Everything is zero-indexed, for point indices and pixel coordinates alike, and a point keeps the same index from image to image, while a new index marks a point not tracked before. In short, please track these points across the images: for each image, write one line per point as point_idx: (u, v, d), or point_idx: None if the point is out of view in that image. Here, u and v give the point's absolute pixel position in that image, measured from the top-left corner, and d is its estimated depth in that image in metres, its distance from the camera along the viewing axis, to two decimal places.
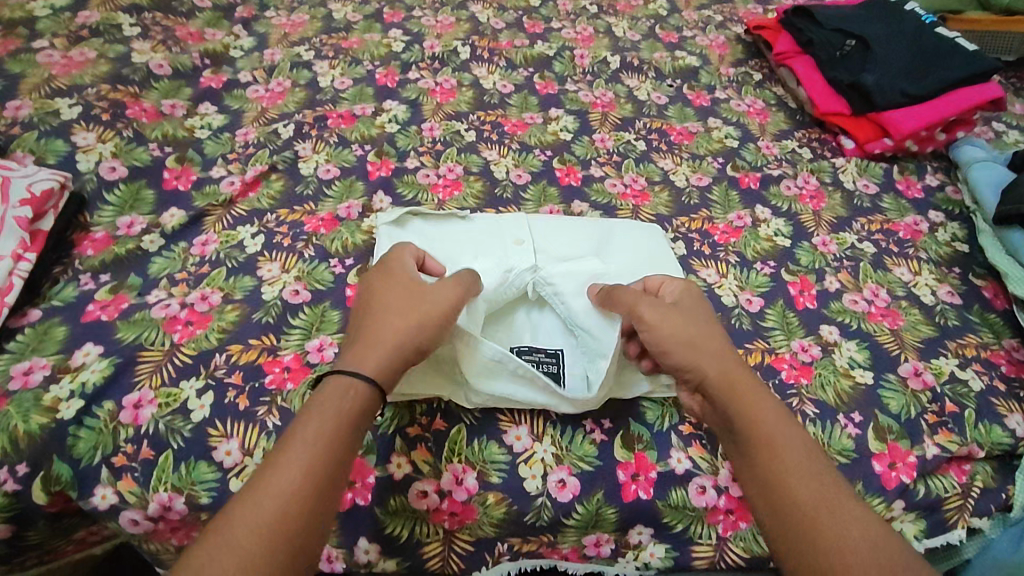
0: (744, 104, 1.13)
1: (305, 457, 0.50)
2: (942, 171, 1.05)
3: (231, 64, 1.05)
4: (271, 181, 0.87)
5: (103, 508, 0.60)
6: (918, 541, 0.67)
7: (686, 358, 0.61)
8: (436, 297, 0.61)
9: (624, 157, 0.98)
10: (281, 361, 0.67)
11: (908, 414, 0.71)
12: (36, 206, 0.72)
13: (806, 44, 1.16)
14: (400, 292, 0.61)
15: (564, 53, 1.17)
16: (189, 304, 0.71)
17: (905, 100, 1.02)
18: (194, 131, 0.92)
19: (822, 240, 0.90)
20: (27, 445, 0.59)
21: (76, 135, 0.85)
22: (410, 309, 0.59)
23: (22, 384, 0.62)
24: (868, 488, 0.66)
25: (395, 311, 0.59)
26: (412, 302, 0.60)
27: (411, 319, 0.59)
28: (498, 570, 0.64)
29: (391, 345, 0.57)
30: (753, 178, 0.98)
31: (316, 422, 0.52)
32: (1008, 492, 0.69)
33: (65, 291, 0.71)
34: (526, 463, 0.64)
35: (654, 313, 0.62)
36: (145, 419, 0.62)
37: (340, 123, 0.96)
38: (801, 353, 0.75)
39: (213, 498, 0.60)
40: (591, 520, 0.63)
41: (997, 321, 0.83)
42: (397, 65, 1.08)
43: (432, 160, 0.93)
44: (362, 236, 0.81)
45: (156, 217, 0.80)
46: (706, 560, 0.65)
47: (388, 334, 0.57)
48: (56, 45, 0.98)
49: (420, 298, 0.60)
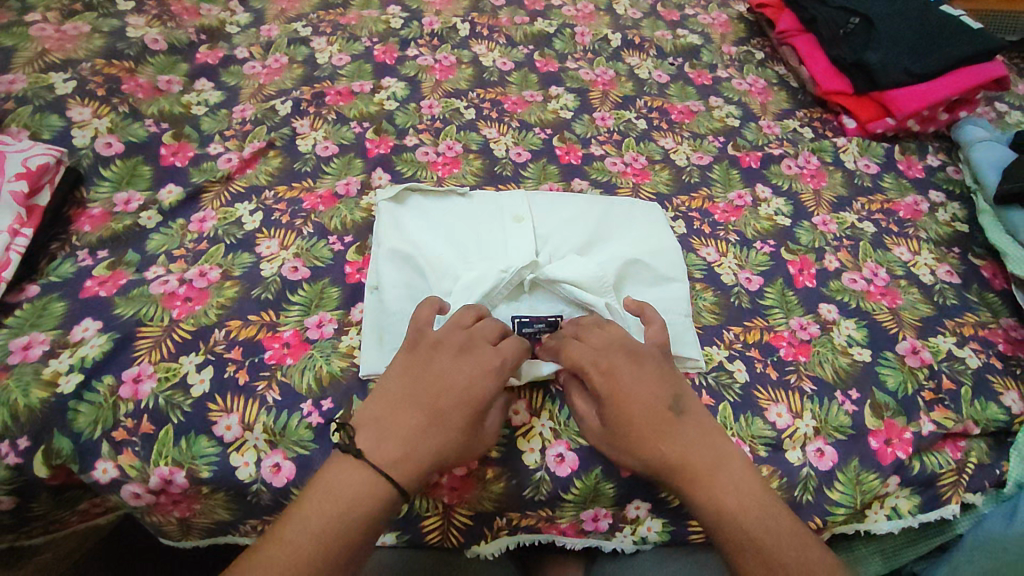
0: (746, 83, 1.12)
1: (340, 524, 0.52)
2: (944, 151, 1.04)
3: (228, 40, 1.04)
4: (269, 157, 0.86)
5: (104, 482, 0.60)
6: (912, 516, 0.67)
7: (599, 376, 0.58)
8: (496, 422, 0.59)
9: (624, 135, 0.97)
10: (281, 337, 0.67)
11: (906, 391, 0.71)
12: (32, 180, 0.72)
13: (809, 22, 1.14)
14: (470, 384, 0.57)
15: (565, 30, 1.15)
16: (188, 280, 0.71)
17: (907, 79, 1.01)
18: (191, 107, 0.92)
19: (822, 219, 0.90)
20: (27, 419, 0.59)
21: (71, 110, 0.84)
22: (481, 421, 0.57)
23: (20, 358, 0.62)
24: (864, 464, 0.66)
25: (456, 408, 0.56)
26: (479, 406, 0.56)
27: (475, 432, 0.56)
28: (497, 544, 0.64)
29: (441, 454, 0.55)
30: (754, 157, 0.97)
31: (360, 478, 0.53)
32: (1002, 468, 0.70)
33: (63, 266, 0.71)
34: (525, 438, 0.64)
35: (577, 351, 0.60)
36: (145, 394, 0.62)
37: (337, 100, 0.95)
38: (800, 331, 0.75)
39: (214, 471, 0.60)
40: (589, 495, 0.64)
41: (995, 301, 0.83)
42: (396, 41, 1.07)
43: (431, 138, 0.92)
44: (361, 213, 0.80)
45: (154, 194, 0.79)
46: (702, 535, 0.66)
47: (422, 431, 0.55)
48: (49, 19, 0.97)
49: (487, 405, 0.57)
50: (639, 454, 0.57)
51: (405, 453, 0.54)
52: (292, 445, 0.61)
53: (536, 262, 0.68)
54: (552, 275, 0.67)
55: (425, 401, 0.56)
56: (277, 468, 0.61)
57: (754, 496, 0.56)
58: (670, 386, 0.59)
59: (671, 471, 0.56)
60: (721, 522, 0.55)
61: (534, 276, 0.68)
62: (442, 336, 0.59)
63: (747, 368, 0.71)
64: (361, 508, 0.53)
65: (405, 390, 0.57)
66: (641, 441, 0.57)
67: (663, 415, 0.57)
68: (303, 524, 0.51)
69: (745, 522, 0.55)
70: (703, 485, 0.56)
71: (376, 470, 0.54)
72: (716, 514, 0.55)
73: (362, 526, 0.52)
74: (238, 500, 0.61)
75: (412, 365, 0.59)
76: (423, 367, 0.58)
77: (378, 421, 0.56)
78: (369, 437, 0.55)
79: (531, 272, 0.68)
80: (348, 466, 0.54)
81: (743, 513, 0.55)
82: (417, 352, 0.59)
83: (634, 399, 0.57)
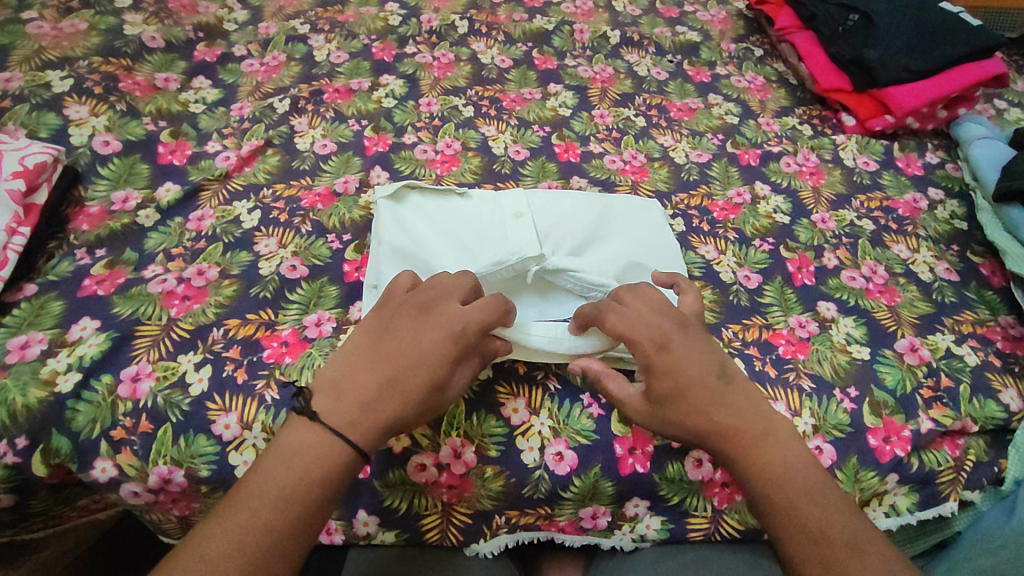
0: (745, 80, 1.12)
1: (296, 489, 0.51)
2: (943, 148, 1.04)
3: (225, 38, 1.04)
4: (267, 155, 0.86)
5: (103, 481, 0.60)
6: (910, 514, 0.68)
7: (655, 347, 0.58)
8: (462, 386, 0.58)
9: (623, 133, 0.97)
10: (279, 336, 0.67)
11: (904, 389, 0.71)
12: (29, 179, 0.72)
13: (809, 19, 1.14)
14: (423, 347, 0.56)
15: (564, 27, 1.15)
16: (186, 278, 0.71)
17: (906, 76, 1.01)
18: (189, 105, 0.91)
19: (821, 216, 0.90)
20: (25, 418, 0.59)
21: (69, 108, 0.84)
22: (439, 384, 0.56)
23: (18, 358, 0.62)
24: (863, 462, 0.67)
25: (411, 371, 0.55)
26: (430, 370, 0.55)
27: (430, 397, 0.55)
28: (496, 542, 0.64)
29: (397, 417, 0.54)
30: (753, 154, 0.97)
31: (313, 442, 0.52)
32: (1000, 466, 0.70)
33: (60, 265, 0.70)
34: (523, 436, 0.64)
35: (619, 320, 0.60)
36: (143, 393, 0.62)
37: (336, 97, 0.95)
38: (799, 329, 0.75)
39: (212, 471, 0.60)
40: (588, 493, 0.64)
41: (993, 298, 0.83)
42: (394, 39, 1.07)
43: (429, 136, 0.92)
44: (360, 212, 0.80)
45: (151, 192, 0.79)
46: (701, 533, 0.66)
47: (370, 390, 0.55)
48: (46, 16, 0.96)
49: (444, 369, 0.56)
50: (689, 420, 0.57)
51: (360, 411, 0.54)
52: None
53: (542, 255, 0.68)
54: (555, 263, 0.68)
55: (382, 364, 0.56)
56: None
57: (802, 466, 0.57)
58: (717, 357, 0.60)
59: (721, 439, 0.57)
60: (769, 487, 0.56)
61: (540, 267, 0.68)
62: (406, 301, 0.60)
63: (745, 366, 0.70)
64: (315, 471, 0.52)
65: (366, 351, 0.57)
66: (695, 410, 0.57)
67: (714, 384, 0.58)
68: (272, 472, 0.52)
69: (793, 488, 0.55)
70: (752, 450, 0.57)
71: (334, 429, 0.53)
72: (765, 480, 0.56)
73: (316, 489, 0.51)
74: None
75: (376, 328, 0.59)
76: (385, 330, 0.58)
77: (337, 381, 0.56)
78: (325, 399, 0.55)
79: (537, 264, 0.68)
80: (301, 431, 0.53)
81: (788, 481, 0.56)
82: (382, 315, 0.60)
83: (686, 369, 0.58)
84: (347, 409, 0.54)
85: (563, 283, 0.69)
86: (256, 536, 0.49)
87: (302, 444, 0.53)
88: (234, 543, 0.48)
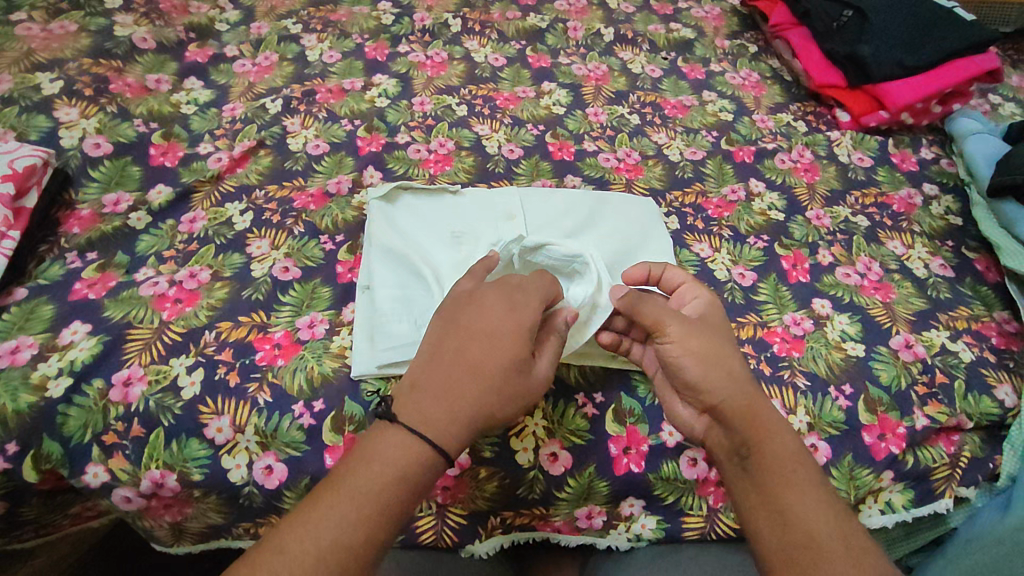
0: (739, 77, 1.12)
1: (385, 489, 0.50)
2: (938, 144, 1.04)
3: (217, 38, 1.04)
4: (259, 156, 0.86)
5: (95, 485, 0.60)
6: (906, 511, 0.68)
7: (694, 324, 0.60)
8: (539, 367, 0.58)
9: (617, 131, 0.97)
10: (271, 338, 0.67)
11: (899, 385, 0.71)
12: (19, 182, 0.71)
13: (802, 15, 1.14)
14: (496, 328, 0.56)
15: (557, 25, 1.15)
16: (178, 281, 0.71)
17: (900, 72, 1.01)
18: (180, 106, 0.91)
19: (816, 213, 0.89)
20: (16, 424, 0.59)
21: (59, 110, 0.83)
22: (517, 369, 0.55)
23: (9, 362, 0.62)
24: (858, 460, 0.67)
25: (490, 352, 0.55)
26: (510, 349, 0.55)
27: (515, 374, 0.55)
28: (491, 542, 0.64)
29: (481, 406, 0.54)
30: (747, 151, 0.97)
31: (403, 443, 0.51)
32: (995, 462, 0.70)
33: (51, 269, 0.70)
34: (518, 437, 0.64)
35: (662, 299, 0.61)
36: (135, 397, 0.61)
37: (329, 98, 0.95)
38: (794, 326, 0.75)
39: (206, 474, 0.60)
40: (583, 493, 0.64)
41: (988, 294, 0.83)
42: (387, 38, 1.07)
43: (422, 135, 0.91)
44: (352, 212, 0.80)
45: (143, 195, 0.79)
46: (696, 532, 0.65)
47: (453, 379, 0.54)
48: (35, 18, 0.96)
49: (517, 348, 0.56)
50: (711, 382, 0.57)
51: (445, 404, 0.53)
52: (283, 446, 0.61)
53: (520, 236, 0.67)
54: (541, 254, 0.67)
55: (455, 355, 0.55)
56: (269, 470, 0.61)
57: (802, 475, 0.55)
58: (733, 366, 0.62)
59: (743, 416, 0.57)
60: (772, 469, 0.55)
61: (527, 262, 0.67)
62: (466, 297, 0.60)
63: None
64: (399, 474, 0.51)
65: (439, 347, 0.57)
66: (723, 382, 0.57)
67: (743, 366, 0.60)
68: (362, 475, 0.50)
69: (798, 475, 0.54)
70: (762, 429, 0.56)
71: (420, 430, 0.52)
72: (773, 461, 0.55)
73: (409, 484, 0.51)
74: (230, 502, 0.61)
75: (442, 327, 0.58)
76: (449, 327, 0.58)
77: (415, 382, 0.55)
78: (410, 401, 0.54)
79: (517, 246, 0.67)
80: (386, 430, 0.53)
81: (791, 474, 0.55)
82: (449, 313, 0.59)
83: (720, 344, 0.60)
84: (434, 404, 0.53)
85: (542, 261, 0.67)
86: (344, 535, 0.47)
87: (391, 447, 0.51)
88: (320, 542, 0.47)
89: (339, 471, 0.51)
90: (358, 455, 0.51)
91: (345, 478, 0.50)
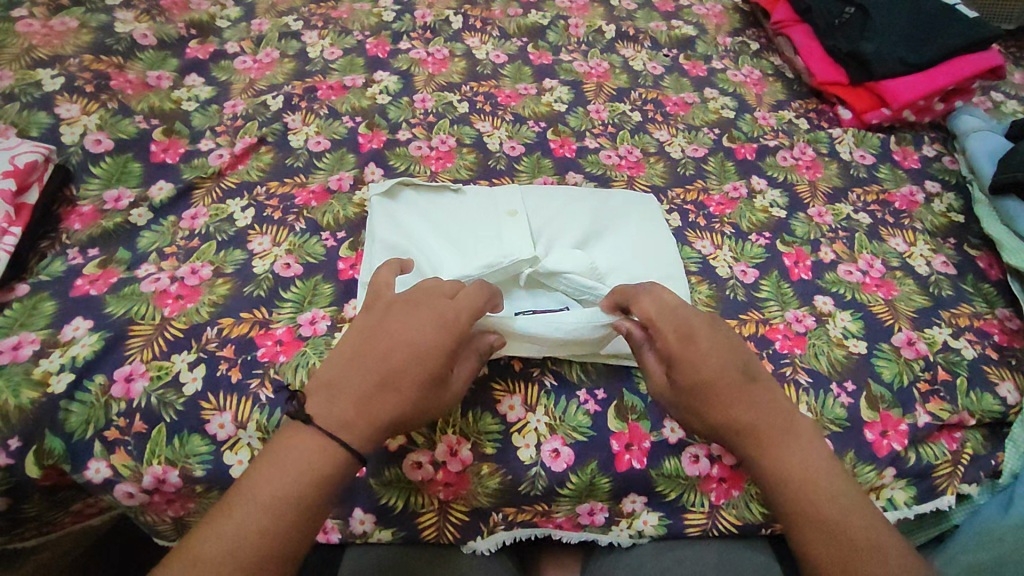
0: (741, 74, 1.12)
1: (290, 490, 0.50)
2: (940, 141, 1.04)
3: (218, 34, 1.03)
4: (260, 153, 0.86)
5: (97, 481, 0.60)
6: (908, 508, 0.67)
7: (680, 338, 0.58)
8: (458, 381, 0.58)
9: (619, 128, 0.97)
10: (273, 334, 0.67)
11: (901, 382, 0.71)
12: (20, 178, 0.71)
13: (804, 12, 1.14)
14: (419, 338, 0.56)
15: (559, 22, 1.15)
16: (179, 277, 0.70)
17: (903, 69, 1.00)
18: (182, 103, 0.91)
19: (818, 210, 0.89)
20: (18, 420, 0.59)
21: (59, 107, 0.83)
22: (432, 383, 0.55)
23: (10, 358, 0.62)
24: (860, 457, 0.66)
25: (409, 363, 0.55)
26: (430, 361, 0.55)
27: (431, 387, 0.55)
28: (494, 539, 0.64)
29: (392, 413, 0.54)
30: (749, 149, 0.97)
31: (311, 445, 0.52)
32: (997, 459, 0.70)
33: (53, 265, 0.70)
34: (520, 433, 0.64)
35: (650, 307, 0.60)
36: (137, 393, 0.61)
37: (330, 94, 0.95)
38: (796, 323, 0.75)
39: (207, 470, 0.60)
40: (585, 489, 0.64)
41: (991, 291, 0.83)
42: (388, 35, 1.06)
43: (424, 132, 0.91)
44: (354, 209, 0.80)
45: (145, 191, 0.79)
46: (698, 528, 0.65)
47: (367, 385, 0.54)
48: (35, 14, 0.95)
49: (437, 362, 0.55)
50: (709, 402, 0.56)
51: (357, 410, 0.53)
52: None
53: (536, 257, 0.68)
54: (554, 271, 0.68)
55: (376, 359, 0.55)
56: None
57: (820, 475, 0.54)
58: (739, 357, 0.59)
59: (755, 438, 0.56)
60: (779, 490, 0.54)
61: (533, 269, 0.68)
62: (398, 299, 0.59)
63: None
64: (311, 474, 0.51)
65: (358, 352, 0.56)
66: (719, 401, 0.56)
67: (736, 378, 0.57)
68: (271, 476, 0.50)
69: (805, 498, 0.53)
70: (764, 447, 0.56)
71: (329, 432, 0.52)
72: (778, 484, 0.54)
73: (320, 489, 0.51)
74: None
75: (369, 326, 0.58)
76: (375, 327, 0.57)
77: (331, 381, 0.55)
78: (321, 401, 0.54)
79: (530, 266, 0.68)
80: (296, 433, 0.53)
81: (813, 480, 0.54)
82: (372, 315, 0.59)
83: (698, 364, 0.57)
84: (346, 410, 0.53)
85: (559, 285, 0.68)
86: (252, 538, 0.48)
87: (300, 447, 0.52)
88: (227, 544, 0.47)
89: (248, 473, 0.51)
90: (267, 456, 0.52)
91: (251, 479, 0.51)
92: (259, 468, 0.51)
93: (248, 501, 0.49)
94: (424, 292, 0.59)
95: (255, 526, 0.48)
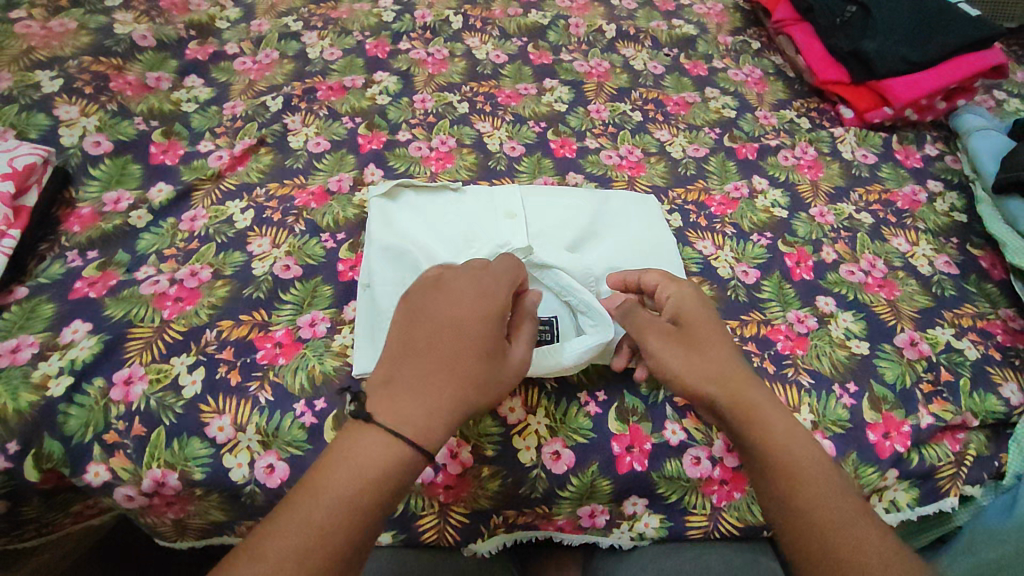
0: (742, 74, 1.11)
1: (354, 491, 0.49)
2: (942, 140, 1.03)
3: (218, 35, 1.03)
4: (259, 154, 0.85)
5: (96, 485, 0.59)
6: (910, 509, 0.67)
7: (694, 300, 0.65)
8: (515, 351, 0.58)
9: (619, 128, 0.96)
10: (272, 337, 0.67)
11: (904, 383, 0.71)
12: (19, 180, 0.71)
13: (805, 11, 1.14)
14: (466, 315, 0.56)
15: (559, 22, 1.14)
16: (179, 280, 0.70)
17: (905, 68, 1.00)
18: (181, 104, 0.91)
19: (820, 210, 0.89)
20: (17, 423, 0.59)
21: (58, 108, 0.83)
22: (487, 356, 0.56)
23: (10, 361, 0.61)
24: (863, 458, 0.66)
25: (462, 340, 0.55)
26: (484, 334, 0.56)
27: (492, 360, 0.56)
28: (494, 541, 0.64)
29: (458, 398, 0.53)
30: (750, 148, 0.97)
31: (382, 446, 0.50)
32: (1001, 460, 0.69)
33: (52, 268, 0.70)
34: (521, 435, 0.64)
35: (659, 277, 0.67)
36: (136, 396, 0.61)
37: (329, 95, 0.94)
38: (797, 324, 0.75)
39: (207, 473, 0.59)
40: (586, 492, 0.63)
41: (994, 291, 0.82)
42: (388, 35, 1.06)
43: (424, 133, 0.91)
44: (354, 210, 0.80)
45: (144, 193, 0.78)
46: (700, 530, 0.65)
47: (428, 372, 0.54)
48: (34, 16, 0.95)
49: (487, 332, 0.56)
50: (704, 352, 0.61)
51: (419, 402, 0.53)
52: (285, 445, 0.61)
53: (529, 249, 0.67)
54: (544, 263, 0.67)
55: (424, 346, 0.55)
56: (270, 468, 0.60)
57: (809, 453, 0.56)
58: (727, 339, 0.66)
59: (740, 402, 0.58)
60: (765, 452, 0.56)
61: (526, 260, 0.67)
62: (428, 287, 0.59)
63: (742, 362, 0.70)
64: (373, 474, 0.50)
65: (404, 341, 0.56)
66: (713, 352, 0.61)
67: (729, 343, 0.63)
68: (336, 476, 0.49)
69: (791, 462, 0.55)
70: (752, 414, 0.58)
71: (391, 430, 0.51)
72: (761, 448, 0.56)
73: (387, 488, 0.50)
74: (232, 501, 0.61)
75: (407, 316, 0.58)
76: (414, 318, 0.57)
77: (383, 378, 0.54)
78: (380, 398, 0.53)
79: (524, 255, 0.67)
80: (362, 431, 0.51)
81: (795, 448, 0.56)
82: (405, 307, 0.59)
83: (704, 326, 0.63)
84: (407, 401, 0.52)
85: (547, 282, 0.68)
86: (315, 537, 0.47)
87: (367, 445, 0.51)
88: (298, 544, 0.47)
89: (311, 470, 0.50)
90: (329, 454, 0.51)
91: (314, 477, 0.50)
92: (323, 465, 0.50)
93: (311, 499, 0.48)
94: (453, 275, 0.60)
95: (320, 526, 0.47)
